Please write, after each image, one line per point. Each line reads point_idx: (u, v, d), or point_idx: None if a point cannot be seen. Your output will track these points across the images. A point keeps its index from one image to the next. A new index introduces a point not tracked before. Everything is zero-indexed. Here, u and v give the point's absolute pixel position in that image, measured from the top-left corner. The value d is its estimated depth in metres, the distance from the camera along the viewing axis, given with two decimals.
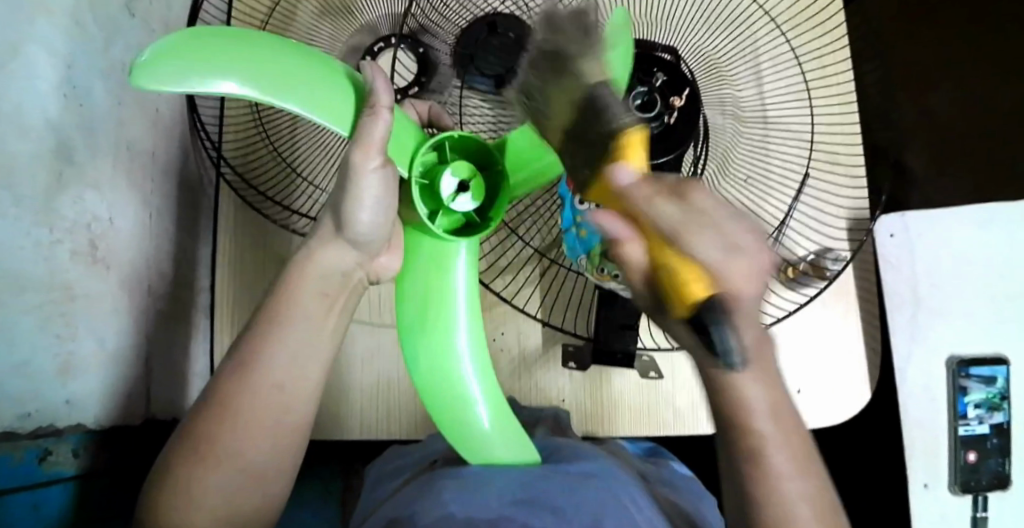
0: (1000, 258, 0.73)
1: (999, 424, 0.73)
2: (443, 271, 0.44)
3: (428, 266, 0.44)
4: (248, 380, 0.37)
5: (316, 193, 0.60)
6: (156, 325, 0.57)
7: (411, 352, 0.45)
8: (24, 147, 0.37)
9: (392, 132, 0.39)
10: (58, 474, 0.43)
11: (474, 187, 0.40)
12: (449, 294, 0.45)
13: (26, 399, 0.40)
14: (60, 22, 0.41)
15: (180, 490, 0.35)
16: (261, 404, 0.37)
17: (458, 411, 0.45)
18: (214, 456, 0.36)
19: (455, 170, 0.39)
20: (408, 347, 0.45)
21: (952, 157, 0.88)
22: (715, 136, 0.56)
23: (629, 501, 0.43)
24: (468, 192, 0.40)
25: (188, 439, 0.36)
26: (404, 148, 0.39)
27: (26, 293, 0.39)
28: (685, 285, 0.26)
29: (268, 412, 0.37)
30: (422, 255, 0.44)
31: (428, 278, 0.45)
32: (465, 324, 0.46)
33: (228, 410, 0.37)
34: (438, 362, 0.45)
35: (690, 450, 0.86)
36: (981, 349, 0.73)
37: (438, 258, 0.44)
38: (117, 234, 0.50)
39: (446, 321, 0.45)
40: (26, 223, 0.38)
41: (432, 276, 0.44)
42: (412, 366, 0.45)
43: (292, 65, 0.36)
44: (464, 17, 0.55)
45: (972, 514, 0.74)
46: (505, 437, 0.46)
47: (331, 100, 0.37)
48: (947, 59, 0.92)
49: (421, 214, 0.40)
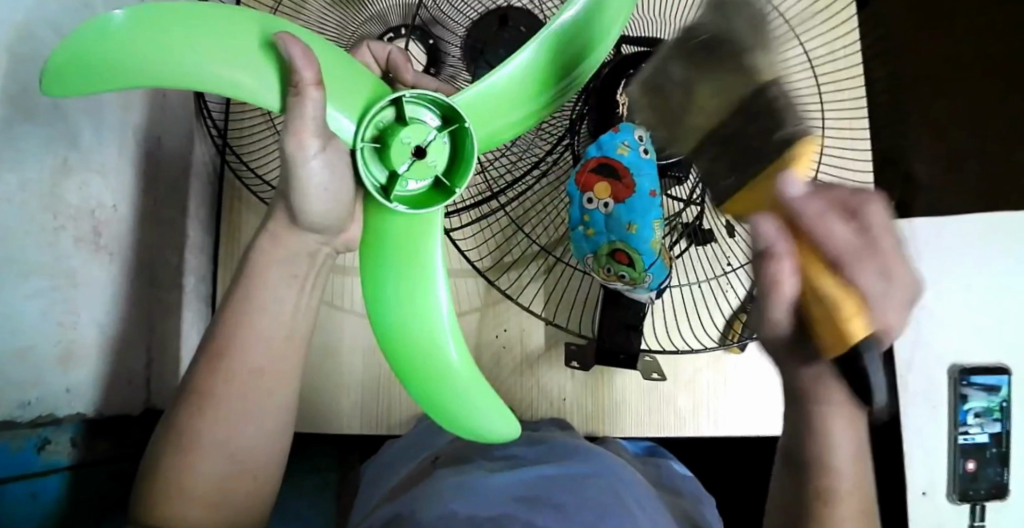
0: (1005, 267, 0.73)
1: (998, 433, 0.73)
2: (417, 249, 0.37)
3: (393, 254, 0.37)
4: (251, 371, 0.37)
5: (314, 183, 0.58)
6: (156, 315, 0.56)
7: (391, 343, 0.38)
8: (32, 130, 0.37)
9: (331, 83, 0.33)
10: (56, 463, 0.43)
11: (434, 145, 0.32)
12: (425, 274, 0.38)
13: (26, 386, 0.40)
14: (69, 5, 0.41)
15: (170, 489, 0.35)
16: (256, 391, 0.37)
17: (437, 382, 0.37)
18: (196, 455, 0.36)
19: (412, 127, 0.32)
20: (383, 315, 0.38)
21: (958, 166, 0.88)
22: None
23: (632, 502, 0.43)
24: (428, 156, 0.32)
25: (192, 427, 0.36)
26: (353, 105, 0.34)
27: (30, 277, 0.39)
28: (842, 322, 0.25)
29: (247, 414, 0.37)
30: (385, 245, 0.37)
31: (396, 265, 0.37)
32: (444, 297, 0.38)
33: (210, 410, 0.36)
34: (418, 345, 0.37)
35: (688, 454, 0.86)
36: (982, 358, 0.73)
37: (407, 237, 0.37)
38: (120, 220, 0.49)
39: (422, 301, 0.37)
40: (32, 207, 0.38)
41: (400, 259, 0.37)
42: (394, 361, 0.38)
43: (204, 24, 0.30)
44: (475, 10, 0.55)
45: (970, 522, 0.74)
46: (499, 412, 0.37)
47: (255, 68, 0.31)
48: (958, 65, 0.92)
49: (367, 183, 0.33)
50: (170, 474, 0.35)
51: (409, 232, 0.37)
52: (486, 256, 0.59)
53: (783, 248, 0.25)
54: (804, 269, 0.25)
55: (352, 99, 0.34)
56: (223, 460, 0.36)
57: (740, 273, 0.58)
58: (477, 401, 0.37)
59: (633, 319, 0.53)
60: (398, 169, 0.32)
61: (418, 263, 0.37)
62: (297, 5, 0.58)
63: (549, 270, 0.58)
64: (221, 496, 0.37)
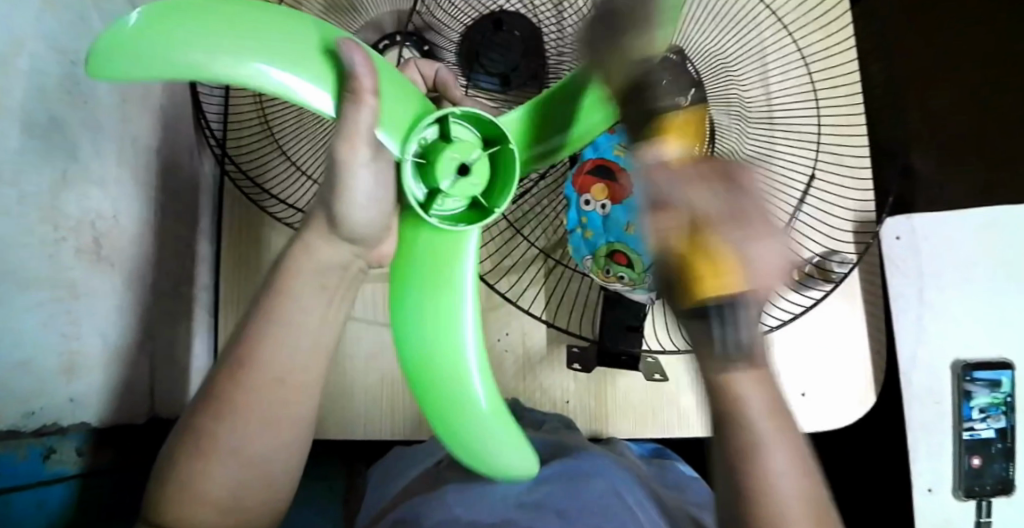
0: (1006, 261, 0.73)
1: (1004, 428, 0.72)
2: (442, 282, 0.40)
3: (422, 275, 0.40)
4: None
5: (314, 189, 0.59)
6: (158, 324, 0.56)
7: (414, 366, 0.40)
8: (30, 144, 0.37)
9: (384, 103, 0.35)
10: (63, 472, 0.43)
11: (476, 166, 0.35)
12: (452, 304, 0.41)
13: (30, 396, 0.40)
14: (65, 17, 0.41)
15: (178, 500, 0.33)
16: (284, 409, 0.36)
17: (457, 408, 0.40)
18: (213, 458, 0.34)
19: (455, 148, 0.34)
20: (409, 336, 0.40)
21: (957, 160, 0.88)
22: (722, 136, 0.55)
23: (634, 502, 0.44)
24: (471, 175, 0.35)
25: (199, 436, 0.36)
26: (399, 121, 0.35)
27: (30, 288, 0.39)
28: (708, 274, 0.25)
29: (265, 416, 0.35)
30: (417, 274, 0.40)
31: (422, 293, 0.41)
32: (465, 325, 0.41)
33: (225, 414, 0.34)
34: (445, 369, 0.40)
35: (693, 454, 0.86)
36: (987, 353, 0.73)
37: (436, 268, 0.40)
38: (119, 231, 0.49)
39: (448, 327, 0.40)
40: (30, 220, 0.38)
41: (431, 289, 0.41)
42: (415, 384, 0.40)
43: (280, 26, 0.33)
44: (470, 16, 0.55)
45: (976, 518, 0.73)
46: (506, 446, 0.40)
47: (313, 72, 0.33)
48: (957, 58, 0.91)
49: (411, 199, 0.35)
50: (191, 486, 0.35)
51: (436, 263, 0.40)
52: (485, 260, 0.59)
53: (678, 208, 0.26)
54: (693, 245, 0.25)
55: (399, 113, 0.36)
56: (235, 468, 0.35)
57: None
58: (495, 431, 0.40)
59: (634, 320, 0.53)
60: (444, 190, 0.35)
61: (444, 296, 0.41)
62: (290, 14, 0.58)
63: (550, 272, 0.58)
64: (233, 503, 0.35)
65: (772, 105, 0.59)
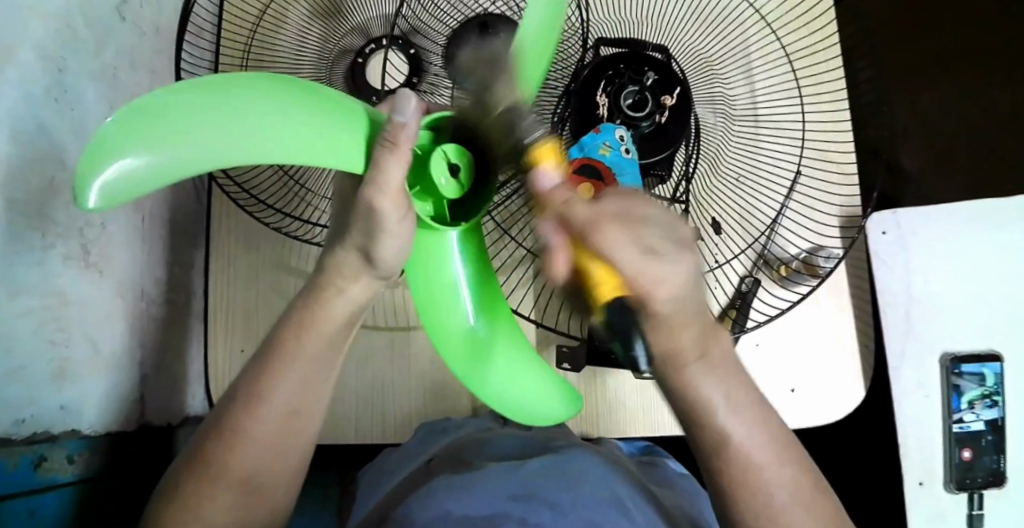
0: (992, 254, 0.74)
1: (993, 420, 0.73)
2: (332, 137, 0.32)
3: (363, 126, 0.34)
4: (259, 380, 0.38)
5: (297, 188, 0.57)
6: (151, 332, 0.57)
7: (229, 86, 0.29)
8: (15, 151, 0.37)
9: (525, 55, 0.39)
10: (52, 480, 0.43)
11: (448, 185, 0.36)
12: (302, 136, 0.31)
13: (20, 404, 0.40)
14: (54, 25, 0.41)
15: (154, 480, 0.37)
16: (278, 406, 0.38)
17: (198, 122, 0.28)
18: None
19: (445, 181, 0.36)
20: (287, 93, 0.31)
21: (946, 157, 0.89)
22: (706, 134, 0.56)
23: (627, 497, 0.45)
24: (446, 181, 0.36)
25: (209, 435, 0.38)
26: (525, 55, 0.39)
27: (19, 296, 0.39)
28: (598, 285, 0.27)
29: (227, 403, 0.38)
30: (328, 109, 0.33)
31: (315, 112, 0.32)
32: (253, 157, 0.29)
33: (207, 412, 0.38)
34: (169, 129, 0.27)
35: (686, 451, 0.87)
36: (974, 346, 0.74)
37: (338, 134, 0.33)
38: (109, 238, 0.50)
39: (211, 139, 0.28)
40: (19, 228, 0.38)
41: (281, 134, 0.30)
42: (186, 89, 0.28)
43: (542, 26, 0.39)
44: (455, 18, 0.56)
45: (967, 511, 0.74)
46: (109, 203, 0.25)
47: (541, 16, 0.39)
48: (941, 56, 0.92)
49: (431, 166, 0.35)
50: (189, 481, 0.37)
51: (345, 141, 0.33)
52: None
53: (558, 243, 0.28)
54: (577, 253, 0.28)
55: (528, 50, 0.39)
56: (212, 451, 0.37)
57: (728, 268, 0.58)
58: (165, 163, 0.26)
59: None
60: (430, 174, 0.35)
61: (276, 142, 0.30)
62: (278, 21, 0.60)
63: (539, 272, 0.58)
64: (204, 485, 0.37)
65: (757, 105, 0.59)
